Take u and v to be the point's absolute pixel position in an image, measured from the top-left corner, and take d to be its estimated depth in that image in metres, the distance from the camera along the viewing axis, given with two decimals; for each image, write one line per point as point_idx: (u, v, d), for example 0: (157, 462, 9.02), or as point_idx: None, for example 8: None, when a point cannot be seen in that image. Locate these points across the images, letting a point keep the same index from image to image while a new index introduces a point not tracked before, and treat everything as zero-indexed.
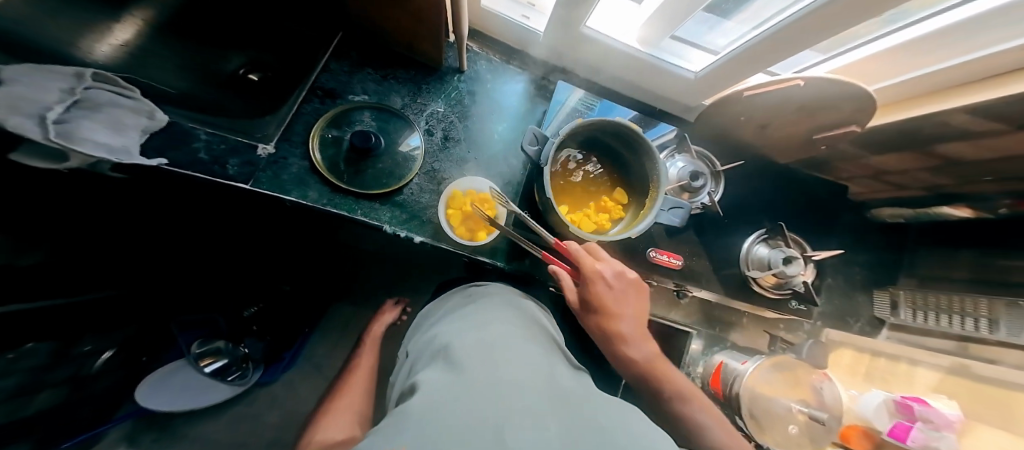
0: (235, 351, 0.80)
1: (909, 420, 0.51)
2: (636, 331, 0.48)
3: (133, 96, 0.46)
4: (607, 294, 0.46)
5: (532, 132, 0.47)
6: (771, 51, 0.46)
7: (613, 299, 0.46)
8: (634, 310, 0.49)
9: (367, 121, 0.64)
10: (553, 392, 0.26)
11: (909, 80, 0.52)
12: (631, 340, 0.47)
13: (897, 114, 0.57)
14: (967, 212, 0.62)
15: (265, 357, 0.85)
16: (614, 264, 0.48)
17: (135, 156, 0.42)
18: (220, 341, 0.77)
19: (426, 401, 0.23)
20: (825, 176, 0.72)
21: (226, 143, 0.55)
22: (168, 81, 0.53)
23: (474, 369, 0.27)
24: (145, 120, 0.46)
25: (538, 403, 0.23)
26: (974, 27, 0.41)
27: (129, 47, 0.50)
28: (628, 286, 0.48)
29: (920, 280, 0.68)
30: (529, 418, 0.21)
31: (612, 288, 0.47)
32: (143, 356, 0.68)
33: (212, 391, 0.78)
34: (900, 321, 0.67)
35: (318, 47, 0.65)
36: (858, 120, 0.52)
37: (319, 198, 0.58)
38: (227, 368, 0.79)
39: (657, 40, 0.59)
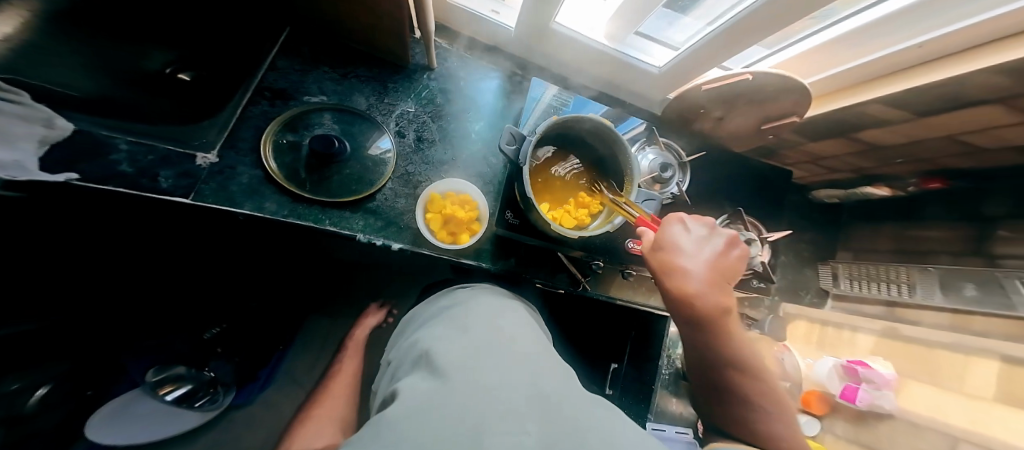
0: (201, 376, 0.71)
1: (855, 381, 0.58)
2: (723, 282, 0.43)
3: (26, 101, 0.35)
4: (683, 236, 0.43)
5: (509, 132, 0.45)
6: (727, 45, 0.48)
7: (692, 242, 0.43)
8: (715, 261, 0.43)
9: (328, 124, 0.59)
10: (536, 394, 0.26)
11: (834, 74, 0.58)
12: (712, 286, 0.42)
13: (823, 104, 0.63)
14: (885, 191, 0.73)
15: (237, 379, 0.78)
16: (698, 217, 0.47)
17: (32, 172, 0.35)
18: (179, 367, 0.68)
19: (402, 407, 0.22)
20: (774, 163, 0.79)
21: (154, 154, 0.48)
22: (68, 82, 0.42)
23: (457, 373, 0.26)
24: (42, 128, 0.37)
25: (518, 406, 0.23)
26: (888, 25, 0.46)
27: (12, 44, 0.37)
28: (720, 238, 0.46)
29: (853, 253, 0.78)
30: (510, 420, 0.21)
31: (692, 232, 0.44)
32: (89, 388, 0.57)
33: (179, 418, 0.71)
34: (841, 291, 0.76)
35: (262, 44, 0.59)
36: (798, 111, 0.57)
37: (279, 209, 0.52)
38: (192, 394, 0.70)
39: (623, 36, 0.60)
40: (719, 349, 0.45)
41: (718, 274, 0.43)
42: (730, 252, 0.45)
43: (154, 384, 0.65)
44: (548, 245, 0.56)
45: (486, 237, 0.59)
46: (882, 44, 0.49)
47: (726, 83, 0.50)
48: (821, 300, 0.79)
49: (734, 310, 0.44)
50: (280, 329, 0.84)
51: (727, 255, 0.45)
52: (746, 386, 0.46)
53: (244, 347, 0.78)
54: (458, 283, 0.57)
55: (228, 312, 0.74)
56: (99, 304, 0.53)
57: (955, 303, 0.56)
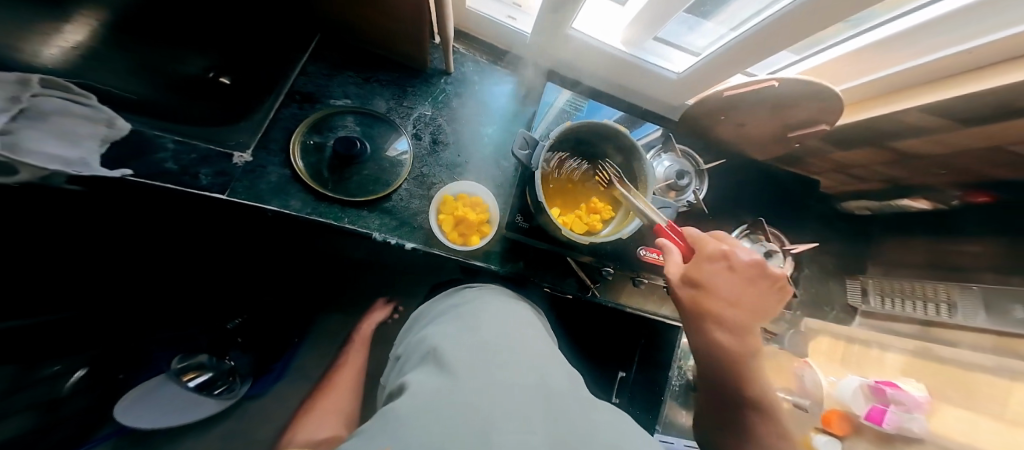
0: (221, 365, 0.76)
1: (882, 403, 0.54)
2: (751, 323, 0.42)
3: (90, 103, 0.42)
4: (720, 276, 0.41)
5: (522, 137, 0.46)
6: (746, 57, 0.49)
7: (730, 283, 0.41)
8: (750, 303, 0.42)
9: (350, 126, 0.62)
10: (546, 394, 0.26)
11: (878, 79, 0.55)
12: (741, 331, 0.41)
13: (865, 111, 0.60)
14: (924, 203, 0.66)
15: (252, 370, 0.83)
16: (746, 251, 0.43)
17: (95, 168, 0.40)
18: (202, 354, 0.72)
19: (412, 403, 0.23)
20: (797, 171, 0.77)
21: (195, 152, 0.52)
22: (125, 86, 0.47)
23: (465, 368, 0.27)
24: (103, 129, 0.43)
25: (526, 403, 0.24)
26: (931, 29, 0.44)
27: (82, 50, 0.44)
28: (757, 277, 0.43)
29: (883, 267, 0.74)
30: (520, 420, 0.21)
31: (733, 271, 0.41)
32: (121, 372, 0.56)
33: (201, 404, 0.71)
34: (870, 308, 0.71)
35: (294, 50, 0.63)
36: (826, 119, 0.54)
37: (302, 207, 0.56)
38: (211, 382, 0.74)
39: (641, 40, 0.60)
40: (728, 374, 0.43)
41: (750, 318, 0.42)
42: (766, 291, 0.43)
43: (178, 370, 0.67)
44: (557, 249, 0.57)
45: (496, 240, 0.60)
46: (922, 49, 0.47)
47: (750, 90, 0.49)
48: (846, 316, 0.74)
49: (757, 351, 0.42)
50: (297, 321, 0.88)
51: (760, 294, 0.43)
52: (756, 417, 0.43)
53: (259, 337, 0.84)
54: (466, 283, 0.58)
55: None
56: (139, 293, 0.57)
57: (998, 324, 0.49)
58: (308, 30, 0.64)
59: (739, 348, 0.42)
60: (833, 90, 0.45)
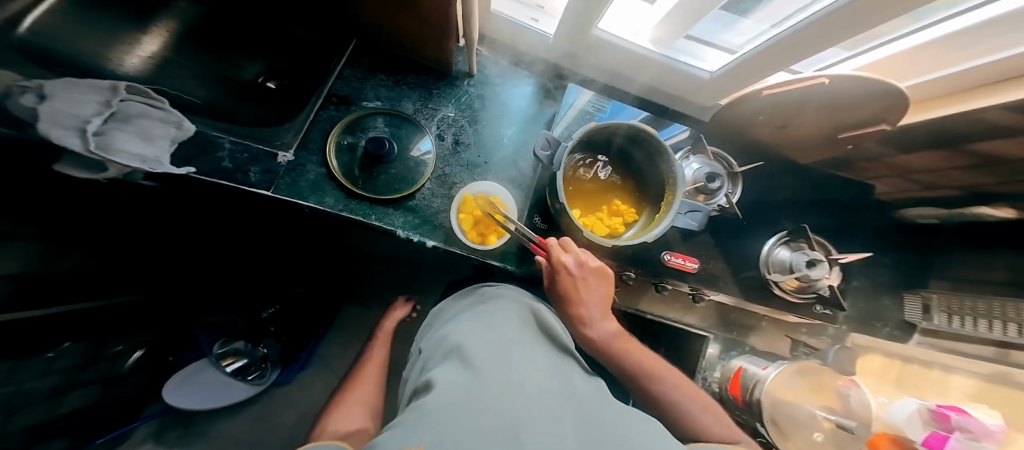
0: (254, 352, 0.84)
1: (944, 429, 0.47)
2: (599, 311, 0.48)
3: (162, 106, 0.48)
4: (564, 282, 0.46)
5: (544, 137, 0.46)
6: (783, 54, 0.46)
7: (572, 285, 0.46)
8: (593, 299, 0.47)
9: (380, 128, 0.64)
10: (570, 399, 0.26)
11: (959, 73, 0.48)
12: (594, 323, 0.47)
13: (943, 107, 0.53)
14: (1007, 212, 0.57)
15: (282, 357, 0.89)
16: (572, 251, 0.47)
17: (165, 165, 0.45)
18: (241, 341, 0.81)
19: (438, 402, 0.24)
20: (848, 175, 0.70)
21: (247, 152, 0.56)
22: (192, 92, 0.54)
23: (487, 368, 0.28)
24: (174, 130, 0.48)
25: (551, 407, 0.24)
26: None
27: (155, 57, 0.54)
28: (593, 272, 0.47)
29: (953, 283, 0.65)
30: (549, 425, 0.21)
31: (571, 275, 0.46)
32: (170, 356, 0.71)
33: (232, 389, 0.81)
34: (933, 325, 0.63)
35: (335, 51, 0.65)
36: (891, 117, 0.49)
37: (336, 204, 0.59)
38: (245, 368, 0.82)
39: (671, 40, 0.58)
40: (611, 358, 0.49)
41: (599, 309, 0.47)
42: (603, 281, 0.48)
43: (218, 355, 0.78)
44: None
45: (513, 241, 0.60)
46: (1008, 39, 0.41)
47: (795, 88, 0.45)
48: (903, 335, 0.66)
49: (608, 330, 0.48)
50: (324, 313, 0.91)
51: (601, 286, 0.47)
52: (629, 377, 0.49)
53: (292, 326, 0.89)
54: (485, 283, 0.58)
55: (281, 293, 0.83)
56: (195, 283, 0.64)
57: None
58: (343, 35, 0.65)
59: (595, 337, 0.48)
60: (896, 85, 0.40)
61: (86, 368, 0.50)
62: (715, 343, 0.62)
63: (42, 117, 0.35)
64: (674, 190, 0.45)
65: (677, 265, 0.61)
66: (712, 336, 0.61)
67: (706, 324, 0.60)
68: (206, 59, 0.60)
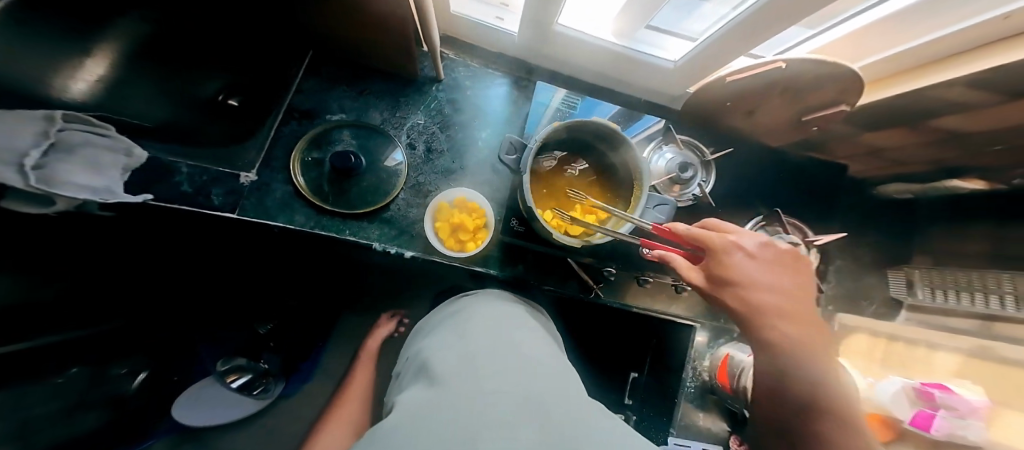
0: (257, 367, 0.80)
1: (930, 407, 0.46)
2: (798, 297, 0.35)
3: (111, 134, 0.45)
4: (746, 264, 0.35)
5: (509, 142, 0.45)
6: (747, 37, 0.45)
7: (757, 268, 0.35)
8: (792, 290, 0.36)
9: (346, 140, 0.63)
10: (541, 386, 0.26)
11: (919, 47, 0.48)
12: (805, 324, 0.34)
13: (902, 84, 0.53)
14: (981, 184, 0.57)
15: (283, 369, 0.85)
16: (752, 234, 0.38)
17: (117, 194, 0.47)
18: (241, 358, 0.79)
19: (398, 419, 0.22)
20: (821, 156, 0.70)
21: (207, 174, 0.61)
22: (145, 114, 0.49)
23: (453, 377, 0.27)
24: (123, 157, 0.48)
25: (516, 391, 0.23)
26: None
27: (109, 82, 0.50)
28: (775, 252, 0.37)
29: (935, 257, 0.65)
30: (517, 406, 0.21)
31: (749, 256, 0.36)
32: (173, 375, 0.70)
33: (238, 405, 0.79)
34: (918, 301, 0.66)
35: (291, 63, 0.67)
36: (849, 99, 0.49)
37: (307, 221, 0.57)
38: (249, 383, 0.80)
39: (632, 31, 0.57)
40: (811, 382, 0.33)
41: (805, 307, 0.35)
42: (791, 264, 0.37)
43: (220, 372, 0.76)
44: (555, 251, 0.56)
45: (493, 244, 0.61)
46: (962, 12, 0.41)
47: (753, 74, 0.45)
48: (889, 312, 0.70)
49: (817, 324, 0.35)
50: (319, 322, 0.87)
51: (790, 268, 0.37)
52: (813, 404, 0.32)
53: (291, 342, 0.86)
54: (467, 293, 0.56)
55: (272, 310, 0.81)
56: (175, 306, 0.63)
57: None
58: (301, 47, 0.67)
59: (802, 348, 0.33)
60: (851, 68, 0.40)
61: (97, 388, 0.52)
62: (703, 331, 0.65)
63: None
64: (644, 182, 0.45)
65: None
66: (699, 324, 0.64)
67: (694, 314, 0.64)
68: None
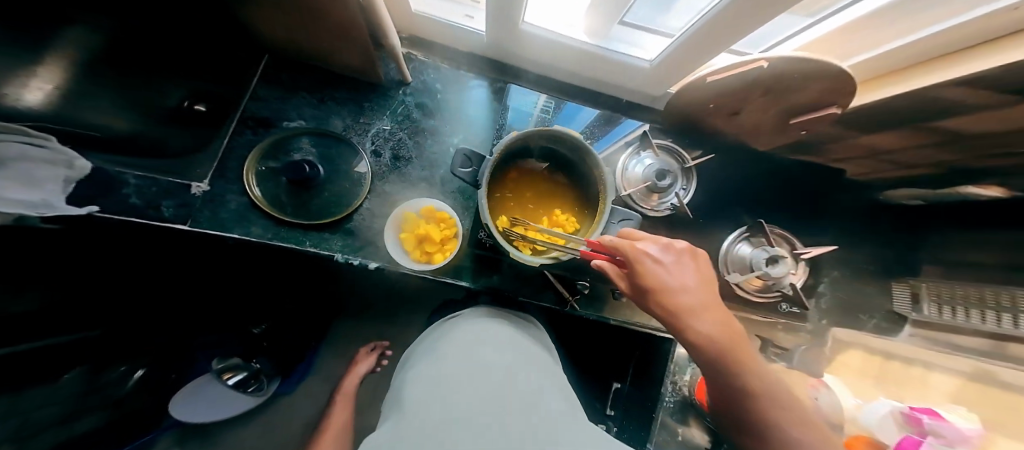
0: (250, 366, 0.76)
1: (917, 433, 0.44)
2: (710, 302, 0.32)
3: (50, 145, 0.42)
4: (662, 271, 0.31)
5: (461, 154, 0.42)
6: (726, 32, 0.42)
7: (671, 273, 0.32)
8: (702, 287, 0.33)
9: (307, 148, 0.60)
10: (527, 414, 0.24)
11: (901, 48, 0.45)
12: (720, 324, 0.32)
13: (892, 86, 0.49)
14: (997, 191, 0.52)
15: (280, 369, 0.81)
16: (654, 238, 0.34)
17: (59, 208, 0.42)
18: (236, 357, 0.74)
19: (372, 445, 0.22)
20: (810, 160, 0.67)
21: (158, 185, 0.57)
22: (104, 124, 0.48)
23: (435, 397, 0.26)
24: (64, 169, 0.44)
25: (499, 413, 0.23)
26: None
27: None
28: (682, 255, 0.34)
29: (943, 269, 0.59)
30: (506, 432, 0.20)
31: (660, 261, 0.32)
32: (171, 372, 0.65)
33: (235, 402, 0.77)
34: (924, 316, 0.60)
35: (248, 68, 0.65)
36: (839, 100, 0.44)
37: (263, 233, 0.55)
38: (244, 381, 0.75)
39: (604, 30, 0.54)
40: (733, 382, 0.32)
41: (715, 305, 0.33)
42: (700, 265, 0.34)
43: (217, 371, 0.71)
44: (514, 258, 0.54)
45: (465, 254, 0.57)
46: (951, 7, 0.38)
47: (733, 74, 0.40)
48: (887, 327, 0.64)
49: (729, 327, 0.32)
50: (314, 327, 0.85)
51: (700, 272, 0.34)
52: (732, 387, 0.33)
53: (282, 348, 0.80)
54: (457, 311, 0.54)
55: (263, 313, 0.77)
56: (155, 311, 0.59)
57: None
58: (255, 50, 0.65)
59: (721, 352, 0.31)
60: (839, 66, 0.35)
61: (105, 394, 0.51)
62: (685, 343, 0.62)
63: None
64: (610, 191, 0.41)
65: None
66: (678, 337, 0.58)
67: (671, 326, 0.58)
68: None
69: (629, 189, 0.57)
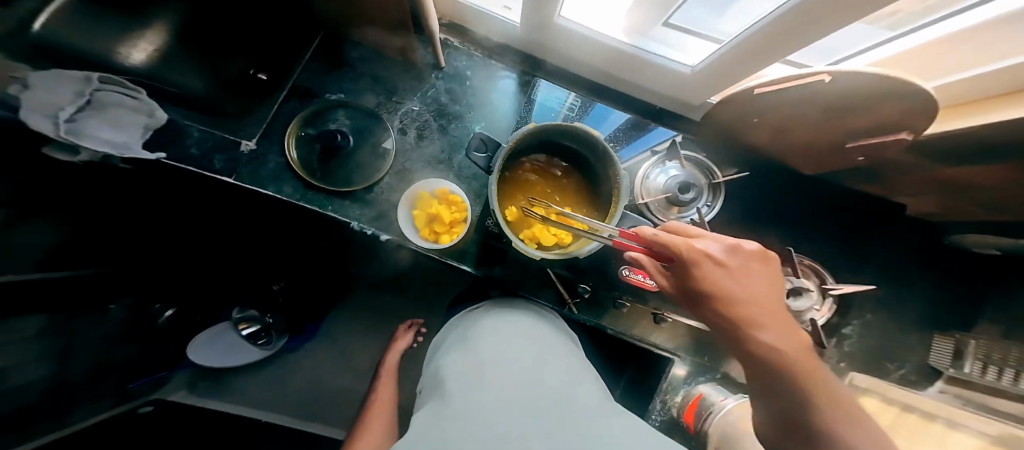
0: (264, 320, 0.86)
1: None
2: (774, 312, 0.28)
3: (141, 98, 0.51)
4: (724, 276, 0.28)
5: (479, 138, 0.43)
6: (772, 44, 0.38)
7: (733, 280, 0.28)
8: (767, 297, 0.29)
9: (341, 120, 0.65)
10: (562, 403, 0.27)
11: (987, 73, 0.38)
12: (787, 337, 0.28)
13: (970, 117, 0.42)
14: None
15: (289, 327, 0.91)
16: (715, 236, 0.30)
17: (135, 151, 0.52)
18: (252, 311, 0.85)
19: (422, 435, 0.23)
20: (862, 187, 0.60)
21: (212, 140, 0.60)
22: (190, 84, 0.58)
23: (462, 391, 0.28)
24: (145, 118, 0.53)
25: (558, 407, 0.26)
26: None
27: (158, 50, 0.55)
28: (749, 258, 0.30)
29: (1006, 329, 0.50)
30: (527, 433, 0.21)
31: (723, 263, 0.28)
32: (197, 316, 0.83)
33: (246, 352, 0.86)
34: (964, 374, 0.50)
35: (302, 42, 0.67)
36: (913, 127, 0.37)
37: (293, 194, 0.60)
38: (256, 333, 0.86)
39: (646, 30, 0.51)
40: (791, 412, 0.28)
41: (781, 316, 0.29)
42: (767, 271, 0.30)
43: (235, 319, 0.83)
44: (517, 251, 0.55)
45: (470, 239, 0.58)
46: None
47: (792, 85, 0.36)
48: (921, 381, 0.57)
49: (794, 341, 0.28)
50: (327, 291, 0.93)
51: (767, 279, 0.30)
52: (799, 415, 0.27)
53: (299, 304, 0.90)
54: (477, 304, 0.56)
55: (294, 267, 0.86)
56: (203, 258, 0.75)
57: None
58: (311, 27, 0.67)
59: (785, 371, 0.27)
60: (924, 91, 0.29)
61: (141, 327, 0.73)
62: (682, 365, 0.57)
63: (24, 104, 0.42)
64: (620, 177, 0.40)
65: (637, 282, 0.53)
66: (679, 357, 0.57)
67: (674, 345, 0.57)
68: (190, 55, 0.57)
69: (646, 198, 0.55)
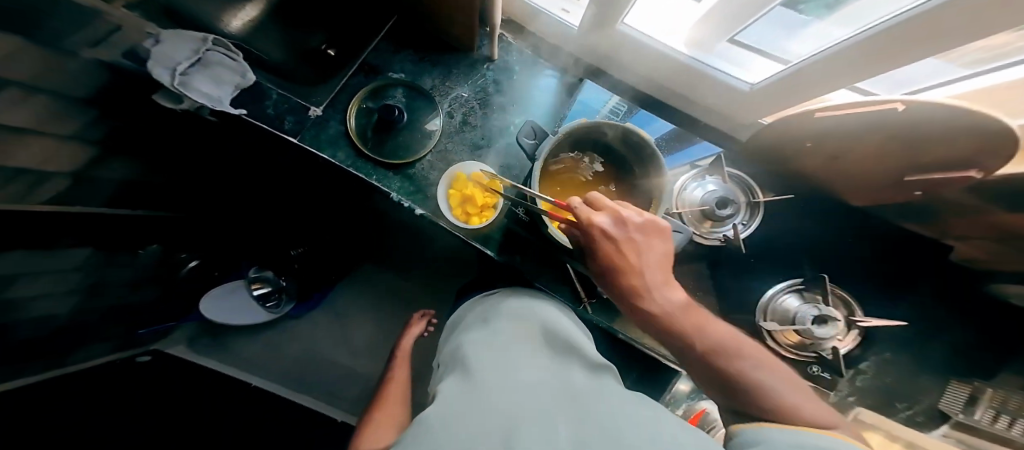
0: (276, 282, 0.92)
1: None
2: (653, 275, 0.32)
3: (239, 60, 0.60)
4: (611, 248, 0.32)
5: (530, 127, 0.50)
6: (844, 69, 0.36)
7: (622, 250, 0.32)
8: (655, 267, 0.32)
9: (398, 98, 0.70)
10: (584, 393, 0.27)
11: None
12: (665, 302, 0.31)
13: None
14: None
15: (298, 293, 0.95)
16: (625, 211, 0.33)
17: (224, 105, 0.58)
18: (268, 271, 0.90)
19: (452, 408, 0.25)
20: (917, 229, 0.56)
21: (288, 104, 0.65)
22: (271, 53, 0.67)
23: (484, 373, 0.29)
24: (237, 79, 0.60)
25: (582, 395, 0.27)
26: None
27: (253, 21, 0.67)
28: (637, 230, 0.33)
29: None
30: (538, 423, 0.21)
31: (612, 236, 0.32)
32: (215, 271, 0.91)
33: (253, 312, 0.92)
34: (970, 421, 0.44)
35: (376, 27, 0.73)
36: (983, 165, 0.34)
37: (345, 160, 0.65)
38: (267, 294, 0.93)
39: (710, 43, 0.50)
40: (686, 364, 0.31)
41: (663, 282, 0.32)
42: (662, 243, 0.33)
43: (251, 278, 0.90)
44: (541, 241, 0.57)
45: (498, 225, 0.61)
46: None
47: (856, 113, 0.35)
48: (928, 424, 0.51)
49: (670, 297, 0.32)
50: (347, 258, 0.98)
51: (658, 250, 0.33)
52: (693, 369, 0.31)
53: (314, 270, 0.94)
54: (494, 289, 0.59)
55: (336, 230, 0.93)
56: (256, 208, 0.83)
57: None
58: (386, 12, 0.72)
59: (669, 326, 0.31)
60: (1003, 127, 0.27)
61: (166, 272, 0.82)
62: (686, 380, 0.62)
63: (153, 57, 0.53)
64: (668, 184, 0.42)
65: None
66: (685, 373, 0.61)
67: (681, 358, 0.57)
68: (282, 28, 0.69)
69: (681, 209, 0.55)
